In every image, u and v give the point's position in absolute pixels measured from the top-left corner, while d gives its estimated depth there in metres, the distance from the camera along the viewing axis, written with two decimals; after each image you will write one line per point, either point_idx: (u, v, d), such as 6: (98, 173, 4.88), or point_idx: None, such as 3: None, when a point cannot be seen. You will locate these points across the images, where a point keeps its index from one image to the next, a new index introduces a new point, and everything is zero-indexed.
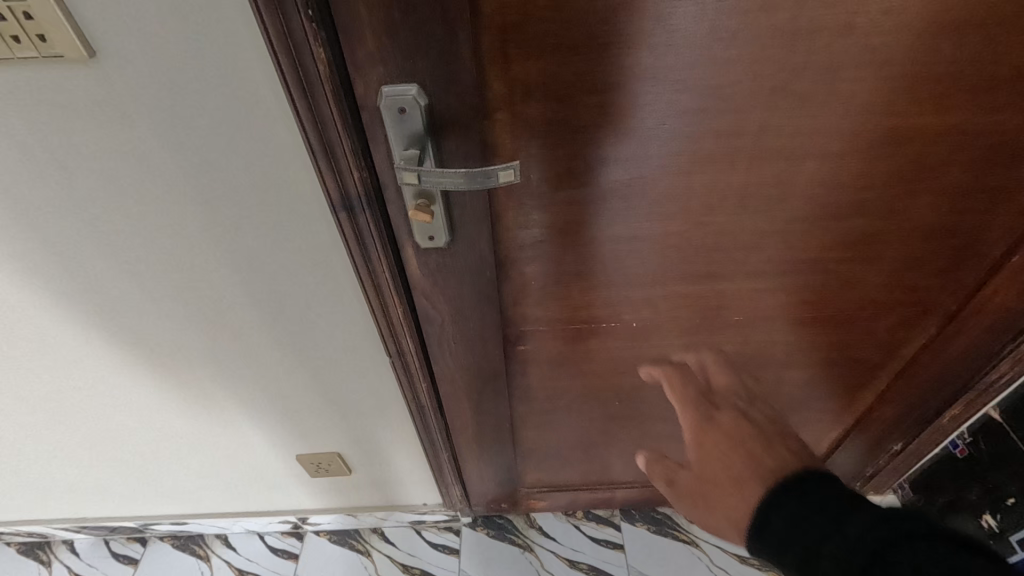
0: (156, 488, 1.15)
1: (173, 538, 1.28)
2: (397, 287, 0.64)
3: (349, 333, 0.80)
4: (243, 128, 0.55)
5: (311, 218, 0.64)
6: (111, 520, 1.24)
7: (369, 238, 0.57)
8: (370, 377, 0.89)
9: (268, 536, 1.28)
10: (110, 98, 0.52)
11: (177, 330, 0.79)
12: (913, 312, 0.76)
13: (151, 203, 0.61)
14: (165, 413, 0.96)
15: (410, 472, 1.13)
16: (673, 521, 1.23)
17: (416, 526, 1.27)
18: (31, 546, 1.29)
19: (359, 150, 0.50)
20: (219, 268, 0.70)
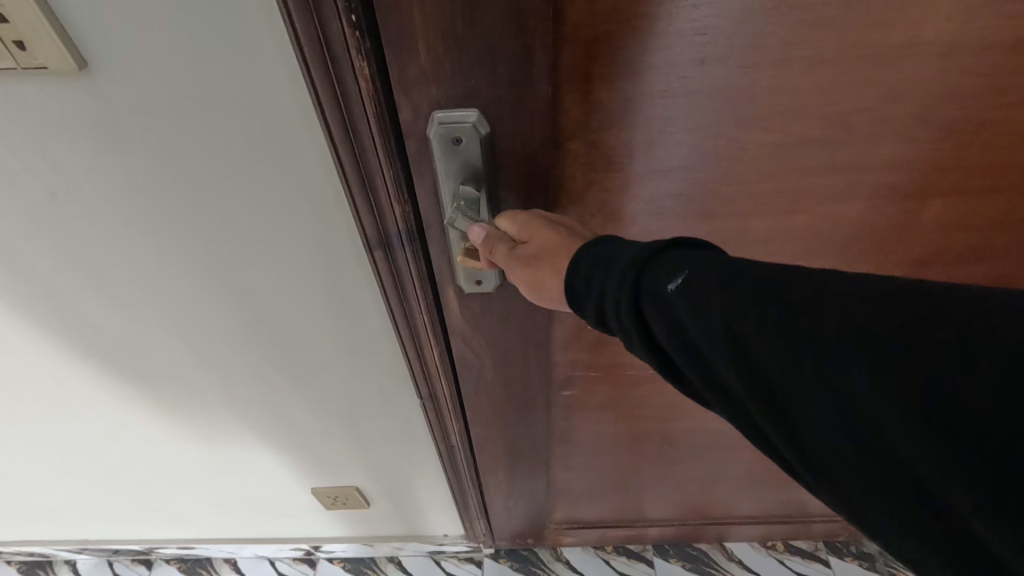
0: (161, 513, 1.08)
1: (179, 561, 1.22)
2: (435, 329, 0.55)
3: (370, 368, 0.73)
4: (259, 154, 0.47)
5: (333, 253, 0.56)
6: (115, 543, 1.17)
7: (405, 278, 0.49)
8: (391, 411, 0.82)
9: (279, 561, 1.21)
10: (104, 117, 0.44)
11: (180, 363, 0.72)
12: None
13: (157, 231, 0.53)
14: (171, 443, 0.88)
15: (432, 505, 1.06)
16: (709, 558, 1.15)
17: (435, 555, 1.20)
18: (32, 565, 1.23)
19: (403, 181, 0.41)
20: (232, 298, 0.62)
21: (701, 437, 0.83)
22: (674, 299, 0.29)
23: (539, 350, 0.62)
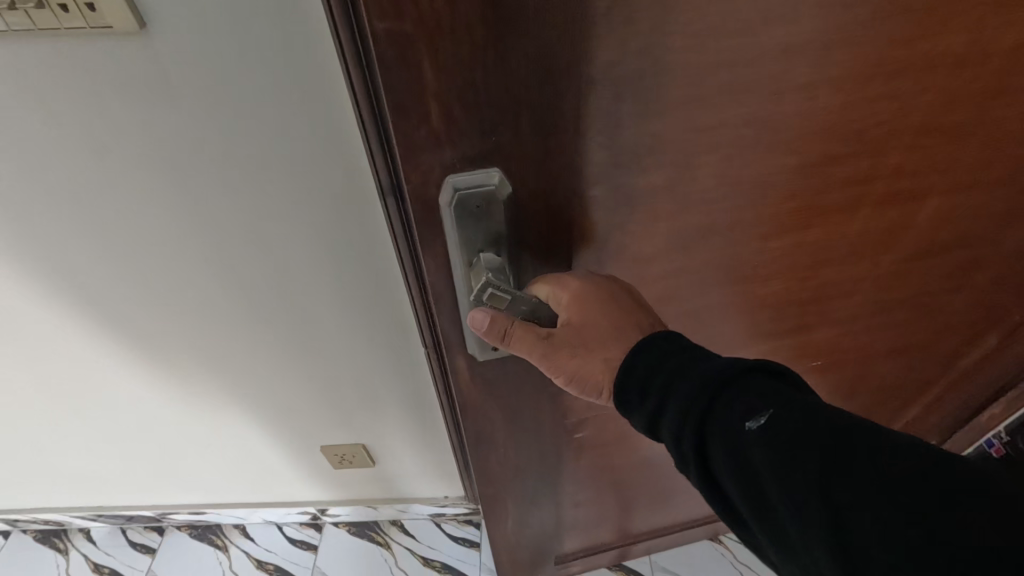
0: (178, 477, 1.13)
1: (190, 528, 1.26)
2: None
3: (375, 326, 0.80)
4: (294, 125, 0.55)
5: (350, 218, 0.64)
6: (128, 509, 1.21)
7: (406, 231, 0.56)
8: (388, 366, 0.88)
9: (287, 526, 1.26)
10: (158, 79, 0.50)
11: (196, 317, 0.77)
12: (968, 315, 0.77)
13: (186, 178, 0.59)
14: (192, 401, 0.94)
15: (436, 463, 1.12)
16: None
17: (435, 518, 1.25)
18: (47, 533, 1.26)
19: None
20: (246, 246, 0.67)
21: None
22: (732, 420, 0.40)
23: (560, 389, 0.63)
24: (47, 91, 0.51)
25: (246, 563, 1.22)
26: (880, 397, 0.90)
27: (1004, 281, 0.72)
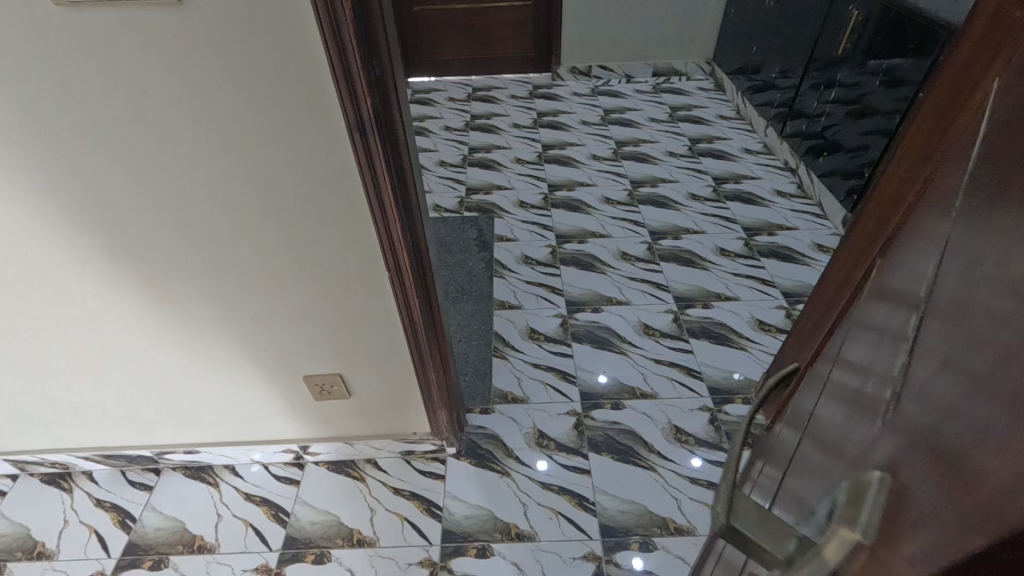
0: (178, 414, 1.28)
1: (185, 469, 1.41)
2: (396, 198, 0.84)
3: (347, 268, 0.95)
4: (286, 82, 0.70)
5: (329, 167, 0.80)
6: (129, 449, 1.36)
7: (375, 157, 0.78)
8: (361, 306, 1.02)
9: (272, 465, 1.41)
10: (183, 35, 0.66)
11: (197, 249, 0.93)
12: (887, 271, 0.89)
13: (212, 121, 0.75)
14: (189, 334, 1.09)
15: (405, 403, 1.27)
16: (633, 450, 1.42)
17: (406, 456, 1.41)
18: (54, 476, 1.40)
19: (369, 77, 0.70)
20: (250, 180, 0.82)
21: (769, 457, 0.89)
22: None
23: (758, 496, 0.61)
24: (102, 43, 0.67)
25: (235, 497, 1.36)
26: None
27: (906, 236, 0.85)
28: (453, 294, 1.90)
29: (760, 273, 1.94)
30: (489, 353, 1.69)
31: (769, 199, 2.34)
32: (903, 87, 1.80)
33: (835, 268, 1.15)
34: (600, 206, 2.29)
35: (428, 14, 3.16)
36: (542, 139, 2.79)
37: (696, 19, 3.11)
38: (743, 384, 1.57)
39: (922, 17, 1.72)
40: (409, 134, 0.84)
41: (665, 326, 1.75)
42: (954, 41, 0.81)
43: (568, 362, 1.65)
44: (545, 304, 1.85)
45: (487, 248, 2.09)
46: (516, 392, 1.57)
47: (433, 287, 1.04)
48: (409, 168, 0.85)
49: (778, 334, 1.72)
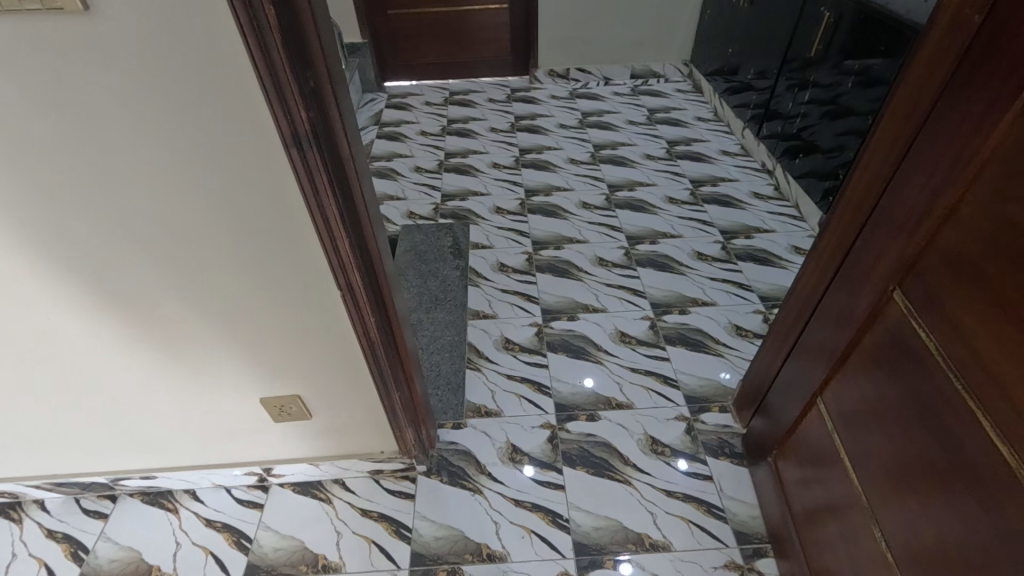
0: (131, 438, 1.22)
1: (143, 495, 1.35)
2: (342, 219, 0.80)
3: (298, 289, 0.91)
4: (215, 99, 0.66)
5: (270, 188, 0.76)
6: (82, 476, 1.30)
7: (315, 172, 0.73)
8: (316, 325, 0.99)
9: (235, 489, 1.36)
10: (97, 47, 0.61)
11: (140, 269, 0.88)
12: (857, 260, 0.92)
13: (144, 138, 0.70)
14: (140, 357, 1.04)
15: (370, 422, 1.22)
16: (608, 463, 1.39)
17: (375, 475, 1.37)
18: (3, 506, 1.34)
19: (303, 93, 0.66)
20: (188, 199, 0.78)
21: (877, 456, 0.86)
22: None
23: (960, 483, 0.69)
24: (8, 59, 0.62)
25: (195, 524, 1.30)
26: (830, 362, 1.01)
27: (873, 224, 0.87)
28: (426, 303, 1.86)
29: (737, 277, 1.92)
30: (462, 364, 1.65)
31: (746, 201, 2.33)
32: (875, 89, 1.80)
33: (806, 278, 1.11)
34: (577, 211, 2.26)
35: (403, 17, 3.13)
36: (520, 143, 2.75)
37: (673, 21, 3.11)
38: (720, 392, 1.55)
39: (891, 19, 1.72)
40: (357, 144, 0.80)
41: (641, 333, 1.73)
42: (915, 44, 0.78)
43: (543, 372, 1.62)
44: (519, 312, 1.82)
45: (462, 256, 2.05)
46: (489, 406, 1.53)
47: (391, 304, 1.00)
48: (357, 179, 0.80)
49: (755, 339, 1.70)
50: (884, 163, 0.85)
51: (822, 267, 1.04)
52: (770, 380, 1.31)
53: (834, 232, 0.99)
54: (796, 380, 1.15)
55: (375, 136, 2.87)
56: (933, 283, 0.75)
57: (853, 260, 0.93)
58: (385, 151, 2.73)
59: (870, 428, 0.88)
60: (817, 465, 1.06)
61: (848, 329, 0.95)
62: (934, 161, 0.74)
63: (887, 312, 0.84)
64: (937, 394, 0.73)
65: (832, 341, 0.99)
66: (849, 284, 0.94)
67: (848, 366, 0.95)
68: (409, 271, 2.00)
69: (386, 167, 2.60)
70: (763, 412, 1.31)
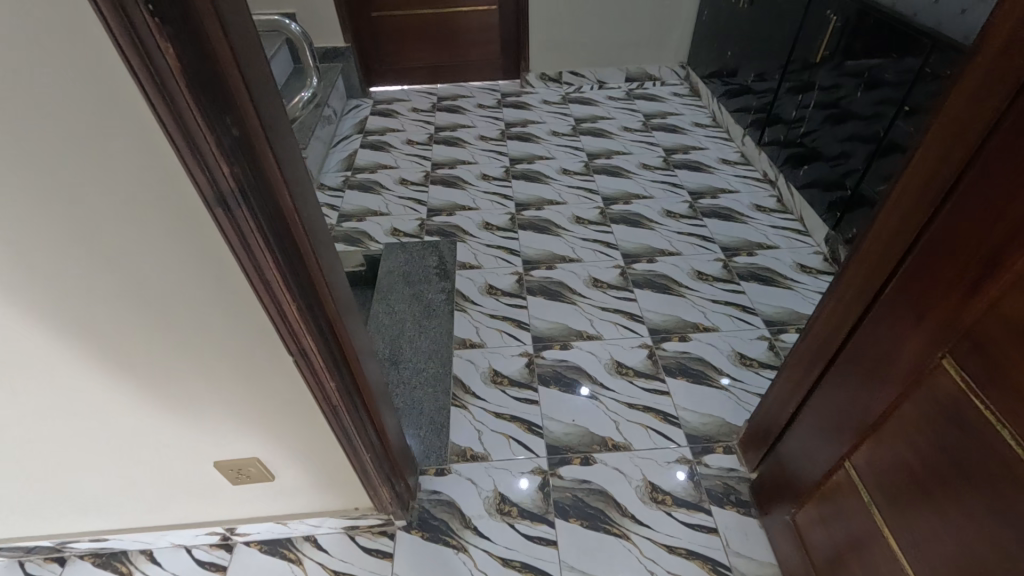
0: (72, 503, 1.09)
1: (94, 556, 1.23)
2: (287, 281, 0.67)
3: (239, 360, 0.77)
4: (114, 153, 0.52)
5: (195, 253, 0.62)
6: (25, 541, 1.17)
7: (248, 232, 0.60)
8: (264, 396, 0.85)
9: (196, 548, 1.24)
10: None
11: (40, 348, 0.72)
12: (892, 303, 0.80)
13: (21, 203, 0.55)
14: (59, 430, 0.89)
15: (340, 482, 1.10)
16: (604, 514, 1.28)
17: (349, 531, 1.25)
18: None
19: (223, 144, 0.53)
20: (90, 272, 0.63)
21: (929, 530, 0.75)
22: None
23: None
24: None
25: None
26: (859, 411, 0.90)
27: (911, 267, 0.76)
28: (407, 334, 1.73)
29: (739, 299, 1.81)
30: (446, 402, 1.53)
31: (747, 215, 2.20)
32: (886, 98, 1.68)
33: (823, 318, 1.00)
34: (571, 227, 2.14)
35: (388, 20, 2.99)
36: (510, 152, 2.62)
37: (669, 22, 2.98)
38: (724, 430, 1.44)
39: (904, 24, 1.60)
40: (303, 188, 0.68)
41: (639, 363, 1.61)
42: (959, 65, 0.66)
43: (533, 409, 1.50)
44: (509, 340, 1.70)
45: (448, 277, 1.93)
46: (476, 448, 1.42)
47: (354, 361, 0.88)
48: (305, 231, 0.68)
49: (760, 369, 1.59)
50: (924, 198, 0.73)
51: (843, 306, 0.93)
52: (782, 423, 1.19)
53: (855, 275, 0.88)
54: (816, 425, 1.04)
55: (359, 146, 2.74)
56: (995, 348, 0.63)
57: (883, 309, 0.83)
58: (369, 162, 2.60)
59: (918, 501, 0.77)
60: (846, 522, 0.95)
61: (883, 383, 0.83)
62: (993, 203, 0.62)
63: (931, 375, 0.73)
64: (1009, 480, 0.62)
65: (862, 396, 0.89)
66: (880, 335, 0.84)
67: (885, 422, 0.84)
68: (390, 298, 1.87)
69: (369, 179, 2.47)
70: (776, 454, 1.20)
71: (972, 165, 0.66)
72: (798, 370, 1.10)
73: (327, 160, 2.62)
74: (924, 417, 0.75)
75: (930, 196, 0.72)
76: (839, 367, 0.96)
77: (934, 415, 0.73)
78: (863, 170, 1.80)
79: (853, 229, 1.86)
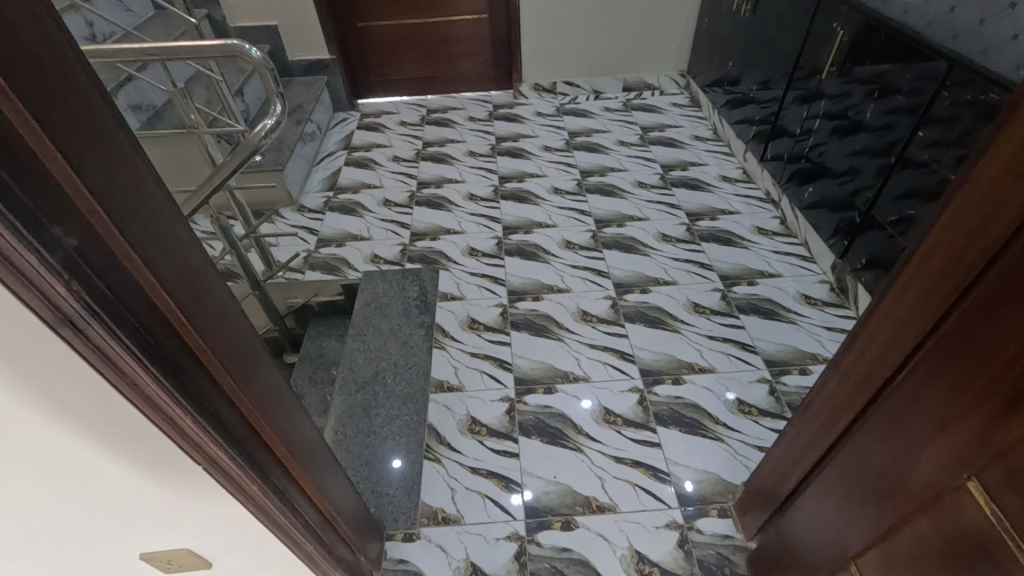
0: None
1: None
2: (175, 392, 0.56)
3: (146, 480, 0.64)
4: None
5: (57, 378, 0.50)
6: None
7: (110, 350, 0.49)
8: (187, 509, 0.72)
9: None
10: None
11: None
12: (910, 394, 0.68)
13: None
14: None
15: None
16: None
17: None
18: None
19: (55, 261, 0.42)
20: None
21: None
22: None
23: None
24: None
25: None
26: (871, 507, 0.77)
27: (935, 357, 0.64)
28: (381, 376, 1.62)
29: (738, 335, 1.68)
30: (420, 454, 1.42)
31: (748, 239, 2.06)
32: (900, 120, 1.55)
33: (829, 390, 0.87)
34: (560, 253, 2.03)
35: (374, 30, 2.88)
36: (499, 170, 2.50)
37: (667, 29, 2.85)
38: (719, 490, 1.32)
39: (920, 40, 1.47)
40: (196, 277, 0.57)
41: (628, 410, 1.49)
42: (1000, 125, 0.54)
43: (511, 464, 1.39)
44: (489, 383, 1.59)
45: (428, 310, 1.82)
46: (448, 510, 1.31)
47: (279, 449, 0.77)
48: (199, 329, 0.57)
49: (760, 418, 1.46)
50: (949, 278, 0.61)
51: (853, 382, 0.80)
52: (783, 494, 1.07)
53: (866, 350, 0.76)
54: (823, 508, 0.91)
55: (343, 163, 2.63)
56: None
57: (897, 397, 0.71)
58: (352, 182, 2.49)
59: None
60: None
61: (899, 482, 0.71)
62: None
63: (951, 490, 0.61)
64: None
65: (871, 490, 0.77)
66: (893, 427, 0.72)
67: (898, 529, 0.71)
68: (367, 334, 1.76)
69: (351, 200, 2.36)
70: (777, 528, 1.08)
71: (1012, 249, 0.53)
72: (804, 443, 0.97)
73: (309, 179, 2.51)
74: (943, 538, 0.62)
75: (960, 276, 0.59)
76: (849, 450, 0.83)
77: (954, 539, 0.61)
78: (874, 196, 1.67)
79: (862, 258, 1.72)
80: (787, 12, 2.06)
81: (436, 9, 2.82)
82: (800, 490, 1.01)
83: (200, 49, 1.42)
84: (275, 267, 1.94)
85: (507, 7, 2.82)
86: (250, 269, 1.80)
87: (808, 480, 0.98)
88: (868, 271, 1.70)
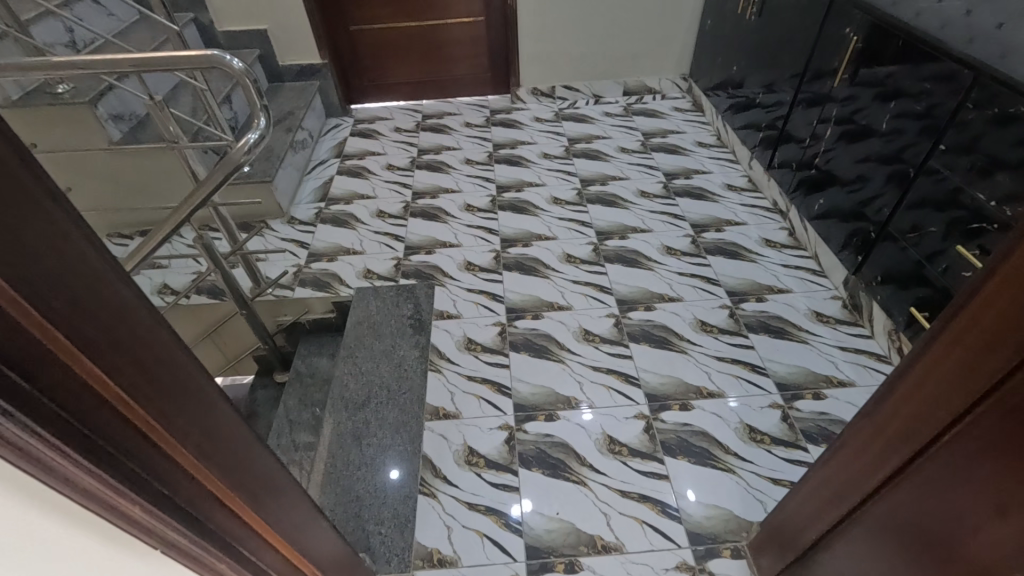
0: None
1: None
2: (120, 480, 0.47)
3: None
4: None
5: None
6: None
7: (32, 447, 0.40)
8: None
9: None
10: None
11: None
12: (964, 459, 0.60)
13: None
14: None
15: None
16: None
17: None
18: None
19: None
20: None
21: None
22: None
23: None
24: None
25: None
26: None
27: (995, 422, 0.56)
28: (372, 402, 1.54)
29: (748, 356, 1.61)
30: (414, 488, 1.34)
31: (756, 251, 1.98)
32: (918, 132, 1.45)
33: (857, 440, 0.79)
34: (560, 267, 1.95)
35: (368, 33, 2.79)
36: (496, 178, 2.42)
37: (669, 31, 2.77)
38: (731, 527, 1.24)
39: (938, 48, 1.37)
40: (144, 342, 0.49)
41: (634, 439, 1.42)
42: None
43: (511, 499, 1.32)
44: (487, 409, 1.51)
45: (422, 330, 1.73)
46: (445, 550, 1.25)
47: (250, 516, 0.69)
48: (145, 401, 0.49)
49: (772, 447, 1.39)
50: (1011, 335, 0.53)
51: (887, 436, 0.72)
52: (803, 544, 0.99)
53: (904, 403, 0.68)
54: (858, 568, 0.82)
55: (336, 171, 2.55)
56: None
57: (945, 461, 0.63)
58: (345, 192, 2.40)
59: None
60: None
61: (952, 557, 0.63)
62: None
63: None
64: None
65: (917, 559, 0.69)
66: (940, 493, 0.64)
67: None
68: (359, 355, 1.67)
69: (344, 211, 2.28)
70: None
71: None
72: (827, 495, 0.89)
73: (301, 189, 2.43)
74: None
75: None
76: (886, 509, 0.75)
77: None
78: (890, 210, 1.57)
79: (878, 274, 1.64)
80: (795, 16, 1.98)
81: (431, 12, 2.74)
82: (823, 541, 0.93)
83: (181, 60, 1.34)
84: (263, 284, 1.86)
85: (503, 10, 2.74)
86: (236, 288, 1.71)
87: (832, 533, 0.90)
88: (884, 288, 1.62)
